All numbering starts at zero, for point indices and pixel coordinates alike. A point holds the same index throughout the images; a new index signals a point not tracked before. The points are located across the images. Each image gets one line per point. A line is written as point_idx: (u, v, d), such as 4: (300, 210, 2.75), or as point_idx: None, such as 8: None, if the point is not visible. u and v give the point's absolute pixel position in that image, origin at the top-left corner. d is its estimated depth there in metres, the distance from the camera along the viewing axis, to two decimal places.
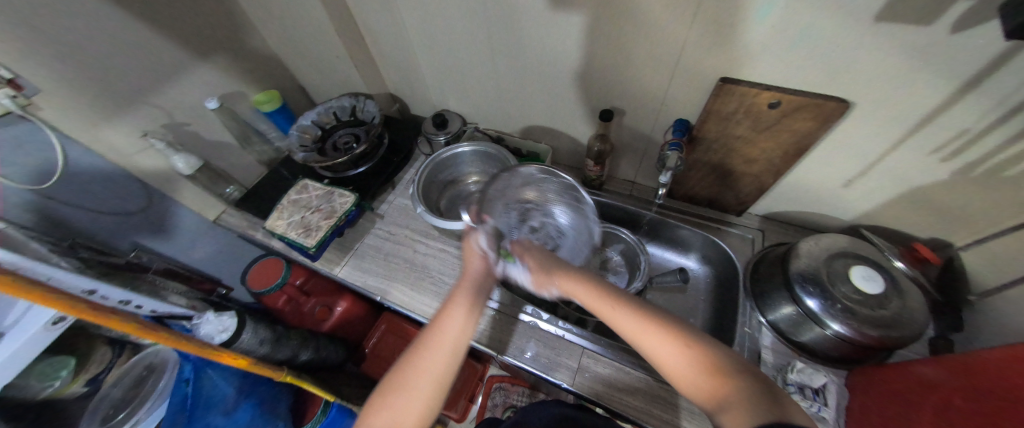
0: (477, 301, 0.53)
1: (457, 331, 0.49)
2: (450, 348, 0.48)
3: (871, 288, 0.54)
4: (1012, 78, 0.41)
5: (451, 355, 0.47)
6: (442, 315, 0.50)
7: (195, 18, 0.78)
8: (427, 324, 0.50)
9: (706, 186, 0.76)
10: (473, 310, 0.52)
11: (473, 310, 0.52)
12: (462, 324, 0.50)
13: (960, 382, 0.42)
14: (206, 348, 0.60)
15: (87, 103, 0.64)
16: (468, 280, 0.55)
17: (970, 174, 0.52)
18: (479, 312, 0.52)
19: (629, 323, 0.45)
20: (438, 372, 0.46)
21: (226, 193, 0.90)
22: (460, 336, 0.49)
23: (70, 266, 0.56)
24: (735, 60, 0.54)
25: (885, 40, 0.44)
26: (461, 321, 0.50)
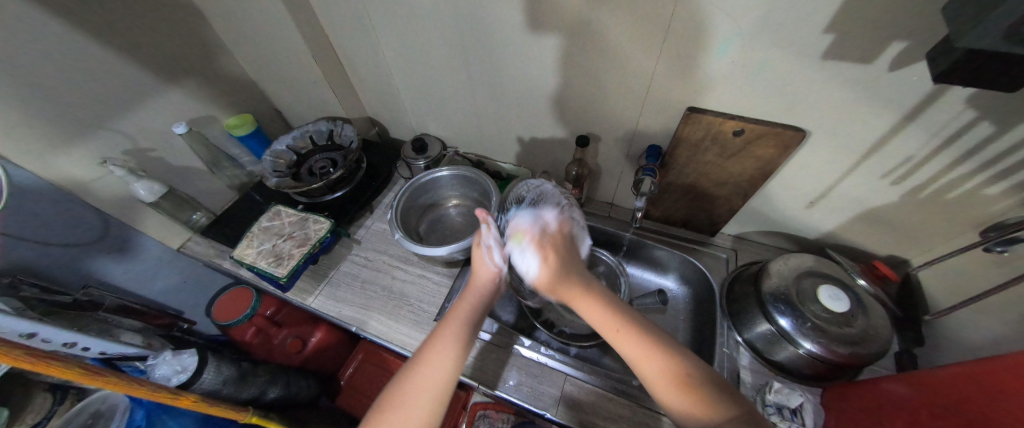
0: (479, 311, 0.55)
1: (453, 345, 0.50)
2: (441, 375, 0.47)
3: (838, 307, 0.56)
4: (945, 111, 0.45)
5: (450, 371, 0.48)
6: (440, 336, 0.50)
7: (164, 43, 0.76)
8: (416, 351, 0.50)
9: (680, 207, 0.79)
10: (472, 321, 0.53)
11: (465, 343, 0.51)
12: (459, 334, 0.51)
13: (923, 399, 0.44)
14: (162, 392, 0.55)
15: (41, 130, 0.61)
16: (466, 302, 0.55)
17: (918, 196, 0.56)
18: (469, 345, 0.51)
19: (633, 350, 0.47)
20: (437, 387, 0.46)
21: (192, 220, 0.86)
22: (458, 354, 0.50)
23: (8, 306, 0.51)
24: (699, 91, 0.57)
25: (833, 76, 0.47)
26: (459, 332, 0.51)
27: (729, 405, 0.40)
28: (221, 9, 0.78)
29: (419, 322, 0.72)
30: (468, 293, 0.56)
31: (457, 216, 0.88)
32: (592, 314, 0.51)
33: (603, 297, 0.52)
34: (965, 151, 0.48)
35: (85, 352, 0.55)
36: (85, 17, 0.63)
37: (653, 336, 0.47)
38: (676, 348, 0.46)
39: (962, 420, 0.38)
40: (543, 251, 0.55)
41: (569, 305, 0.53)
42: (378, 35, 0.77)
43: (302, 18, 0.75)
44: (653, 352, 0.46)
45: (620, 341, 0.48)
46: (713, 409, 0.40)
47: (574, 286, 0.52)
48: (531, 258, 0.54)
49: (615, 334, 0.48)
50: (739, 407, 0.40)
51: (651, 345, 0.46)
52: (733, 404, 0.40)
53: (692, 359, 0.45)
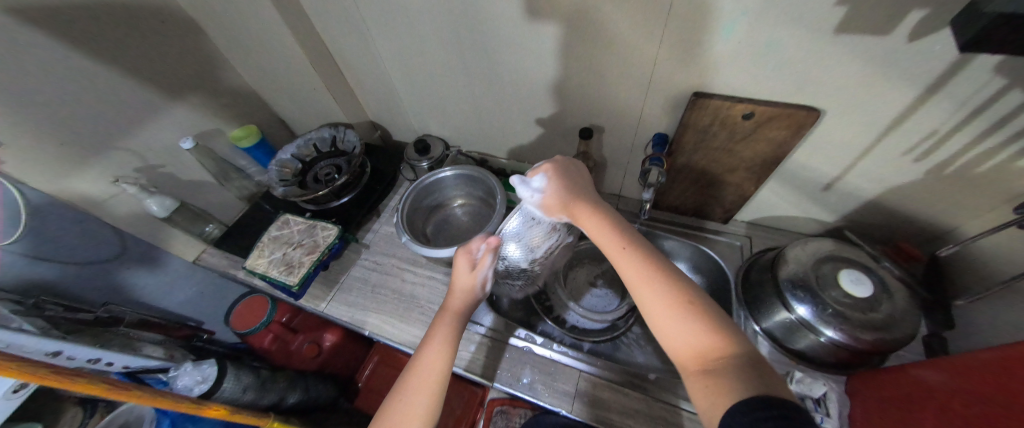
0: (457, 331, 0.55)
1: (437, 367, 0.50)
2: (429, 388, 0.48)
3: (861, 292, 0.54)
4: (971, 81, 0.42)
5: (438, 379, 0.49)
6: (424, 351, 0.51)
7: (166, 60, 0.77)
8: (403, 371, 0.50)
9: (690, 196, 0.77)
10: (454, 342, 0.53)
11: (448, 348, 0.52)
12: (444, 355, 0.51)
13: (955, 386, 0.42)
14: (185, 402, 0.57)
15: (54, 152, 0.63)
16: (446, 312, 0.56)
17: (943, 172, 0.53)
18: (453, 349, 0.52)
19: (634, 273, 0.44)
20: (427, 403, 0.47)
21: (206, 232, 0.87)
22: (444, 363, 0.50)
23: (34, 326, 0.53)
24: (705, 75, 0.55)
25: (848, 50, 0.45)
26: (443, 354, 0.51)
27: (734, 341, 0.36)
28: (219, 21, 0.79)
29: (430, 324, 0.73)
30: (443, 316, 0.56)
31: (463, 216, 0.87)
32: (600, 236, 0.48)
33: (610, 220, 0.49)
34: (993, 122, 0.45)
35: (110, 366, 0.57)
36: (87, 40, 0.64)
37: (660, 267, 0.43)
38: (685, 280, 0.42)
39: (1003, 408, 0.35)
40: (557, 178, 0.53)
41: (579, 224, 0.51)
42: (373, 38, 0.76)
43: (298, 25, 0.75)
44: (656, 282, 0.42)
45: (624, 267, 0.45)
46: (721, 342, 0.36)
47: (585, 206, 0.51)
48: (540, 182, 0.52)
49: (618, 254, 0.46)
50: (745, 346, 0.36)
51: (658, 276, 0.42)
52: (740, 342, 0.36)
53: (697, 288, 0.42)
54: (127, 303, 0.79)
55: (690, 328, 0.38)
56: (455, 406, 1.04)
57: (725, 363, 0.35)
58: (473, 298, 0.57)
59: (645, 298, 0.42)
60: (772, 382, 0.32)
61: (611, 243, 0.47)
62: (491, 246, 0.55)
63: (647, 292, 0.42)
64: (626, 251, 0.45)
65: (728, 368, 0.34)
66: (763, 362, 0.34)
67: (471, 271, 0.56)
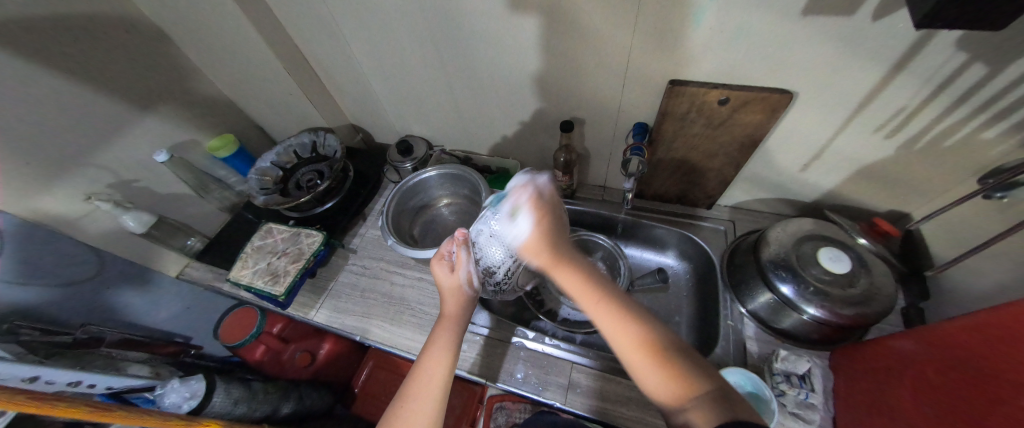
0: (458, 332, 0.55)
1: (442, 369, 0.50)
2: (429, 401, 0.47)
3: (839, 268, 0.56)
4: (935, 57, 0.43)
5: (437, 394, 0.48)
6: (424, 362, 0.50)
7: (133, 71, 0.75)
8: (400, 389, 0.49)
9: (673, 183, 0.77)
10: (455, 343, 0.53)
11: (450, 353, 0.52)
12: (448, 356, 0.51)
13: (929, 353, 0.43)
14: (173, 419, 0.56)
15: (19, 173, 0.61)
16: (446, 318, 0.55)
17: (913, 148, 0.54)
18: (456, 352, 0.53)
19: (607, 323, 0.44)
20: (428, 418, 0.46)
21: (187, 246, 0.85)
22: (443, 374, 0.50)
23: (8, 353, 0.52)
24: (680, 63, 0.55)
25: (816, 31, 0.45)
26: (443, 358, 0.51)
27: (704, 380, 0.38)
28: (185, 28, 0.76)
29: (421, 326, 0.72)
30: (443, 320, 0.55)
31: (450, 215, 0.87)
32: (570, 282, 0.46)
33: (581, 268, 0.47)
34: (959, 96, 0.46)
35: (93, 388, 0.56)
36: (47, 54, 0.62)
37: (628, 312, 0.44)
38: (653, 321, 0.43)
39: (977, 372, 0.36)
40: (541, 213, 0.47)
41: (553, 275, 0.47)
42: (348, 39, 0.75)
43: (268, 29, 0.73)
44: (628, 327, 0.42)
45: (598, 315, 0.44)
46: (688, 384, 0.38)
47: (559, 254, 0.47)
48: (526, 221, 0.46)
49: (591, 305, 0.45)
50: (714, 382, 0.37)
51: (627, 322, 0.43)
52: (707, 379, 0.38)
53: (664, 331, 0.42)
54: (109, 323, 0.77)
55: (662, 372, 0.39)
56: (454, 406, 1.06)
57: (700, 404, 0.36)
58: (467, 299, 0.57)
59: (618, 344, 0.42)
60: (739, 409, 0.34)
61: (584, 291, 0.46)
62: (462, 241, 0.56)
63: (620, 341, 0.42)
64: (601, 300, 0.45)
65: (702, 409, 0.35)
66: (732, 394, 0.36)
67: (450, 272, 0.57)
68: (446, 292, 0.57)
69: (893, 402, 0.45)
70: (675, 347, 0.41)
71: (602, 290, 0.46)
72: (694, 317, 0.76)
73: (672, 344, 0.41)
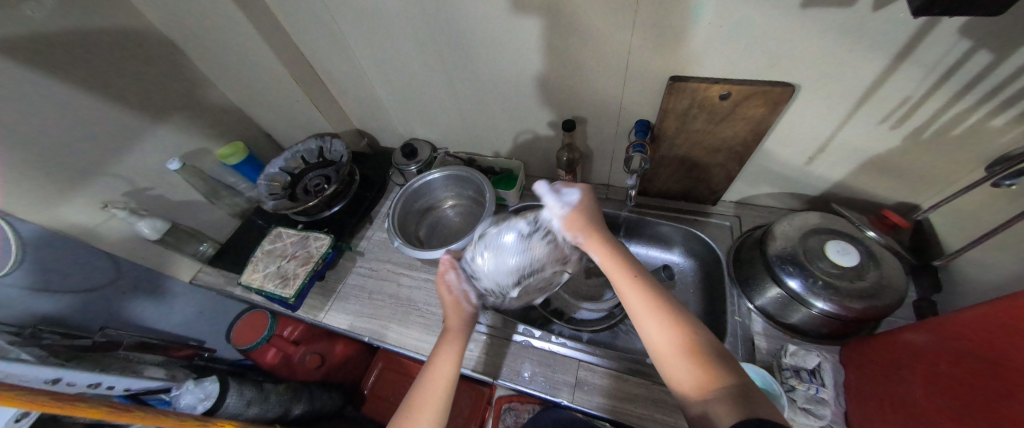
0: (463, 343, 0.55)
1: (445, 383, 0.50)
2: (434, 413, 0.47)
3: (847, 261, 0.55)
4: (937, 45, 0.43)
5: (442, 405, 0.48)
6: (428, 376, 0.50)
7: (146, 82, 0.77)
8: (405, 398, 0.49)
9: (677, 180, 0.77)
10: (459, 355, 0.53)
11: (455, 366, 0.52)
12: (450, 369, 0.51)
13: (941, 345, 0.42)
14: (188, 419, 0.57)
15: (40, 183, 0.63)
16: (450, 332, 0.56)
17: (920, 138, 0.54)
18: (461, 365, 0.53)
19: (639, 303, 0.46)
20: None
21: (200, 251, 0.87)
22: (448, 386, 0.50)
23: (32, 356, 0.53)
24: (680, 59, 0.56)
25: (815, 24, 0.45)
26: (449, 369, 0.51)
27: (728, 373, 0.38)
28: (195, 40, 0.79)
29: (428, 326, 0.73)
30: (447, 331, 0.56)
31: (455, 216, 0.88)
32: (607, 263, 0.51)
33: (617, 251, 0.52)
34: (964, 84, 0.45)
35: (111, 390, 0.57)
36: (65, 68, 0.64)
37: (660, 297, 0.46)
38: (683, 310, 0.45)
39: (988, 363, 0.36)
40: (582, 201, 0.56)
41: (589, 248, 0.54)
42: (352, 46, 0.76)
43: (275, 38, 0.75)
44: (657, 311, 0.44)
45: (630, 298, 0.47)
46: (714, 371, 0.38)
47: (598, 236, 0.54)
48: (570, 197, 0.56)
49: (624, 281, 0.49)
50: (737, 376, 0.37)
51: (658, 307, 0.45)
52: (732, 372, 0.38)
53: (696, 321, 0.43)
54: (125, 328, 0.80)
55: (688, 356, 0.40)
56: (464, 407, 1.05)
57: (720, 393, 0.36)
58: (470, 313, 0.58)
59: (647, 328, 0.44)
60: (759, 406, 0.34)
61: (619, 269, 0.50)
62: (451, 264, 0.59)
63: (648, 322, 0.44)
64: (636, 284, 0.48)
65: (725, 395, 0.36)
66: (754, 390, 0.36)
67: (449, 290, 0.59)
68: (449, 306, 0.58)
69: (907, 398, 0.44)
70: (704, 334, 0.42)
71: (638, 272, 0.49)
72: (701, 314, 0.76)
73: (702, 333, 0.42)
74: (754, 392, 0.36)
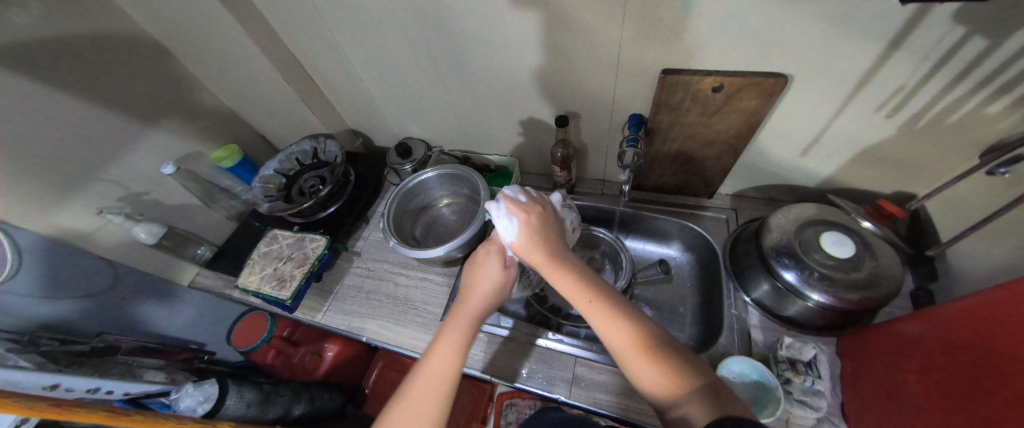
0: (470, 336, 0.52)
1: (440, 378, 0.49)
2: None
3: (842, 252, 0.55)
4: (931, 32, 0.42)
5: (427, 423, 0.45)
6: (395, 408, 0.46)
7: (137, 87, 0.77)
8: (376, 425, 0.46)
9: (672, 174, 0.77)
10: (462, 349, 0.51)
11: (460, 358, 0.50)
12: (449, 362, 0.50)
13: (934, 334, 0.42)
14: (188, 422, 0.58)
15: (34, 190, 0.63)
16: (462, 317, 0.53)
17: (915, 126, 0.53)
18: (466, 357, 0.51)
19: (601, 320, 0.44)
20: None
21: (197, 255, 0.88)
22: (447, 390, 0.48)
23: (30, 363, 0.54)
24: (672, 52, 0.55)
25: (808, 13, 0.45)
26: (451, 363, 0.50)
27: (696, 375, 0.38)
28: (185, 43, 0.78)
29: (425, 325, 0.73)
30: (456, 320, 0.53)
31: (451, 215, 0.88)
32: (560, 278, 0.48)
33: (575, 269, 0.48)
34: (958, 72, 0.45)
35: (110, 395, 0.57)
36: (55, 75, 0.64)
37: (620, 309, 0.45)
38: (643, 318, 0.44)
39: (982, 352, 0.36)
40: (530, 217, 0.50)
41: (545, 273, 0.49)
42: (342, 45, 0.76)
43: (264, 40, 0.75)
44: (620, 325, 0.43)
45: (589, 310, 0.46)
46: (682, 381, 0.38)
47: (550, 256, 0.49)
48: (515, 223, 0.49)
49: (583, 301, 0.46)
50: (705, 377, 0.38)
51: (620, 319, 0.44)
52: (699, 374, 0.38)
53: (657, 327, 0.43)
54: (124, 332, 0.80)
55: (655, 367, 0.40)
56: (465, 404, 1.06)
57: (692, 397, 0.37)
58: (490, 298, 0.55)
59: (610, 339, 0.44)
60: (730, 404, 0.35)
61: (577, 288, 0.47)
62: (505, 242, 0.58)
63: (614, 337, 0.43)
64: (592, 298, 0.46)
65: (698, 405, 0.36)
66: (723, 391, 0.36)
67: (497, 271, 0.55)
68: (475, 288, 0.55)
69: (902, 393, 0.44)
70: (665, 344, 0.41)
71: (596, 289, 0.47)
72: (697, 308, 0.75)
73: (662, 341, 0.41)
74: (724, 394, 0.36)
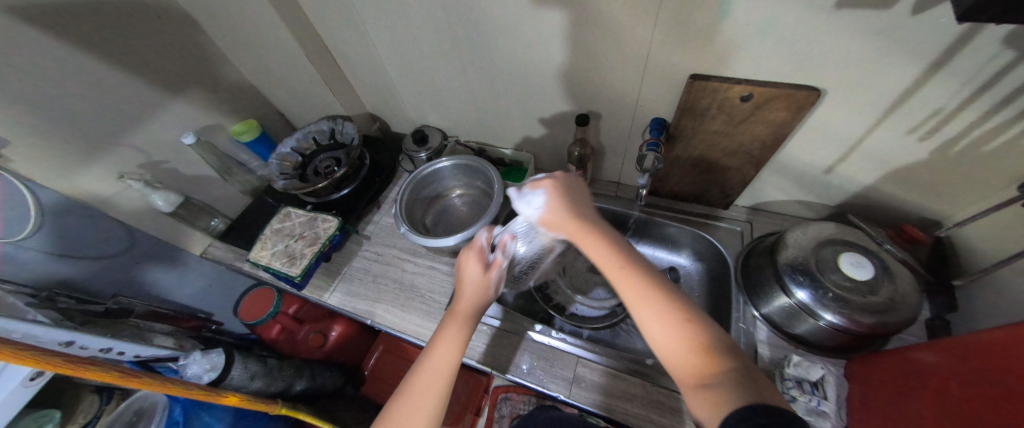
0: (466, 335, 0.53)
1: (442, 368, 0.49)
2: None
3: (860, 274, 0.54)
4: (979, 54, 0.41)
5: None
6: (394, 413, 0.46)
7: (163, 55, 0.77)
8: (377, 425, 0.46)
9: (690, 181, 0.75)
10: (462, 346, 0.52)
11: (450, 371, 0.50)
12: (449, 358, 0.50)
13: (952, 366, 0.41)
14: (194, 388, 0.59)
15: (60, 151, 0.64)
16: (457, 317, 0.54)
17: (949, 152, 0.52)
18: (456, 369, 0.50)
19: (631, 293, 0.44)
20: None
21: (210, 226, 0.89)
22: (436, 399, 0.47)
23: (48, 319, 0.55)
24: (703, 56, 0.54)
25: (850, 26, 0.43)
26: (442, 375, 0.49)
27: (729, 356, 0.37)
28: (213, 14, 0.78)
29: (430, 313, 0.74)
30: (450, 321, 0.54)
31: (462, 206, 0.88)
32: (600, 258, 0.48)
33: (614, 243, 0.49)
34: (1002, 98, 0.43)
35: (122, 356, 0.59)
36: (86, 38, 0.65)
37: (657, 284, 0.44)
38: (683, 298, 0.43)
39: (1000, 389, 0.35)
40: (561, 191, 0.55)
41: (578, 241, 0.51)
42: (368, 28, 0.75)
43: (291, 17, 0.75)
44: (653, 298, 0.43)
45: (621, 284, 0.46)
46: (712, 360, 0.37)
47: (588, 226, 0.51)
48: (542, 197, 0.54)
49: (615, 272, 0.47)
50: (739, 361, 0.37)
51: (655, 294, 0.43)
52: (735, 359, 0.37)
53: (697, 308, 0.42)
54: (137, 296, 0.82)
55: (686, 344, 0.39)
56: (461, 393, 1.05)
57: (720, 377, 0.35)
58: (481, 301, 0.57)
59: (639, 313, 0.43)
60: (764, 390, 0.33)
61: (611, 260, 0.48)
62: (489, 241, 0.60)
63: (642, 309, 0.43)
64: (648, 292, 0.43)
65: (726, 386, 0.34)
66: (758, 379, 0.35)
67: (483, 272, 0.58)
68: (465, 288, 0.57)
69: (909, 419, 0.43)
70: (707, 325, 0.40)
71: (633, 261, 0.47)
72: (704, 319, 0.74)
73: (701, 320, 0.41)
74: (759, 381, 0.34)
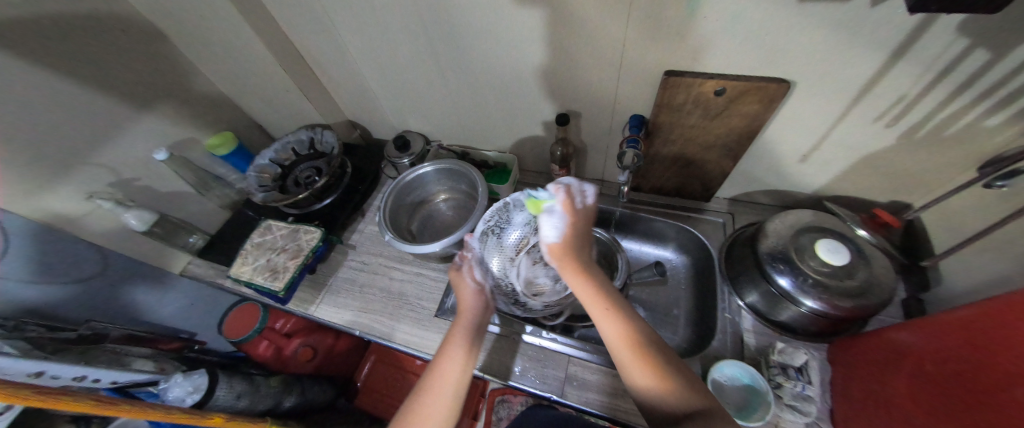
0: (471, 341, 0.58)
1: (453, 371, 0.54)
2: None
3: (837, 260, 0.55)
4: (936, 41, 0.42)
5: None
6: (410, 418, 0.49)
7: (129, 70, 0.75)
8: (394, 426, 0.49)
9: (671, 176, 0.76)
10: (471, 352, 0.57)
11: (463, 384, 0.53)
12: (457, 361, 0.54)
13: (923, 343, 0.43)
14: (176, 412, 0.57)
15: (22, 174, 0.62)
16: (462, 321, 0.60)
17: (914, 136, 0.53)
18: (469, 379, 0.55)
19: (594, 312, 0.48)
20: None
21: (188, 244, 0.86)
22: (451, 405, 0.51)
23: (16, 349, 0.53)
24: (676, 53, 0.54)
25: (814, 18, 0.44)
26: (455, 384, 0.53)
27: (677, 370, 0.43)
28: (180, 25, 0.76)
29: (419, 320, 0.73)
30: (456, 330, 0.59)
31: (448, 210, 0.87)
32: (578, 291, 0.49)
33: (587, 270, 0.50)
34: (960, 83, 0.45)
35: (98, 383, 0.57)
36: (44, 54, 0.62)
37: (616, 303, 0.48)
38: (634, 316, 0.48)
39: (971, 363, 0.36)
40: (574, 217, 0.52)
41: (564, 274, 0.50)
42: (342, 35, 0.74)
43: (262, 26, 0.73)
44: (614, 318, 0.47)
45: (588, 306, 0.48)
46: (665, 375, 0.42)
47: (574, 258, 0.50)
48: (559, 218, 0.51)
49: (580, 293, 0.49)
50: (687, 374, 0.43)
51: (614, 314, 0.47)
52: (681, 371, 0.43)
53: (643, 323, 0.47)
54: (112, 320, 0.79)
55: (641, 362, 0.44)
56: None
57: (674, 389, 0.42)
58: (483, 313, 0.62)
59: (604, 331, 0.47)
60: (710, 399, 0.40)
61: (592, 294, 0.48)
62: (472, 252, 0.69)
63: (603, 323, 0.47)
64: (607, 312, 0.47)
65: (683, 393, 0.41)
66: (699, 382, 0.43)
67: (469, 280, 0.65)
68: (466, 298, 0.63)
69: (887, 401, 0.45)
70: (655, 342, 0.45)
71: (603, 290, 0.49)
72: (691, 311, 0.75)
73: (648, 337, 0.45)
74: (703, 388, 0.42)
